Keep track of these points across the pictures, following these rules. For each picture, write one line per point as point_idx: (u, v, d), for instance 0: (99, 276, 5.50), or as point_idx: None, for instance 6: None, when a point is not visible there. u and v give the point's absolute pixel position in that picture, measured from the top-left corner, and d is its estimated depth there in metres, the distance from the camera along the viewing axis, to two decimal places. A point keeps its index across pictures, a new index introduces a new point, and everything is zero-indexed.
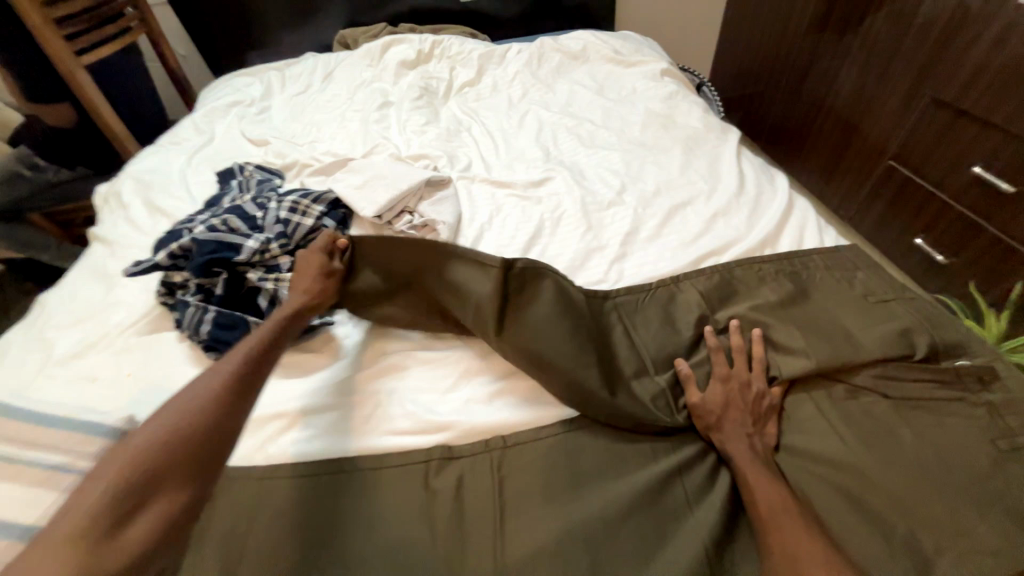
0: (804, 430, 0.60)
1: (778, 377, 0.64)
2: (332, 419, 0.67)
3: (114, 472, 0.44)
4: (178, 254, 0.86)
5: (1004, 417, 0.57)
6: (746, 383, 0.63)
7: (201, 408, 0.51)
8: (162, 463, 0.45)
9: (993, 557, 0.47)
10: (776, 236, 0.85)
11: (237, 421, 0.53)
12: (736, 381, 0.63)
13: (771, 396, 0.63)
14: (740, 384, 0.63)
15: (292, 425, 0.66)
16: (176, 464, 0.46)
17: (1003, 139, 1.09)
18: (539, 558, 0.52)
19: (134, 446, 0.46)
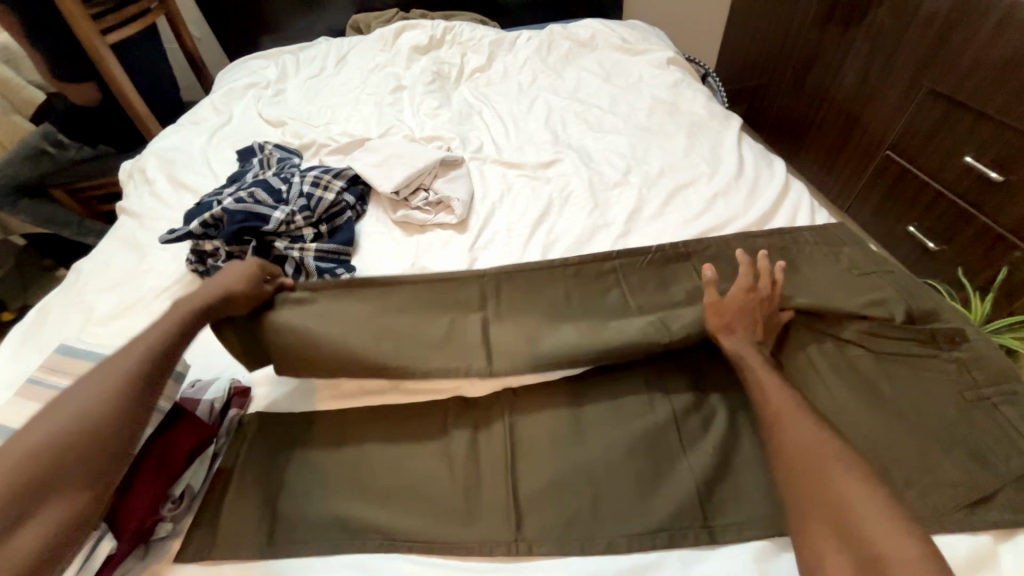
0: (795, 378, 0.65)
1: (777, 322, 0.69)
2: (293, 386, 0.71)
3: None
4: (210, 223, 0.92)
5: (971, 372, 0.63)
6: (765, 299, 0.69)
7: (91, 414, 0.51)
8: (51, 468, 0.47)
9: (955, 488, 0.53)
10: (771, 215, 0.91)
11: (129, 420, 0.53)
12: (756, 295, 0.69)
13: (779, 315, 0.69)
14: (759, 299, 0.69)
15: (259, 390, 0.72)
16: (65, 471, 0.48)
17: (996, 130, 1.13)
18: (546, 491, 0.59)
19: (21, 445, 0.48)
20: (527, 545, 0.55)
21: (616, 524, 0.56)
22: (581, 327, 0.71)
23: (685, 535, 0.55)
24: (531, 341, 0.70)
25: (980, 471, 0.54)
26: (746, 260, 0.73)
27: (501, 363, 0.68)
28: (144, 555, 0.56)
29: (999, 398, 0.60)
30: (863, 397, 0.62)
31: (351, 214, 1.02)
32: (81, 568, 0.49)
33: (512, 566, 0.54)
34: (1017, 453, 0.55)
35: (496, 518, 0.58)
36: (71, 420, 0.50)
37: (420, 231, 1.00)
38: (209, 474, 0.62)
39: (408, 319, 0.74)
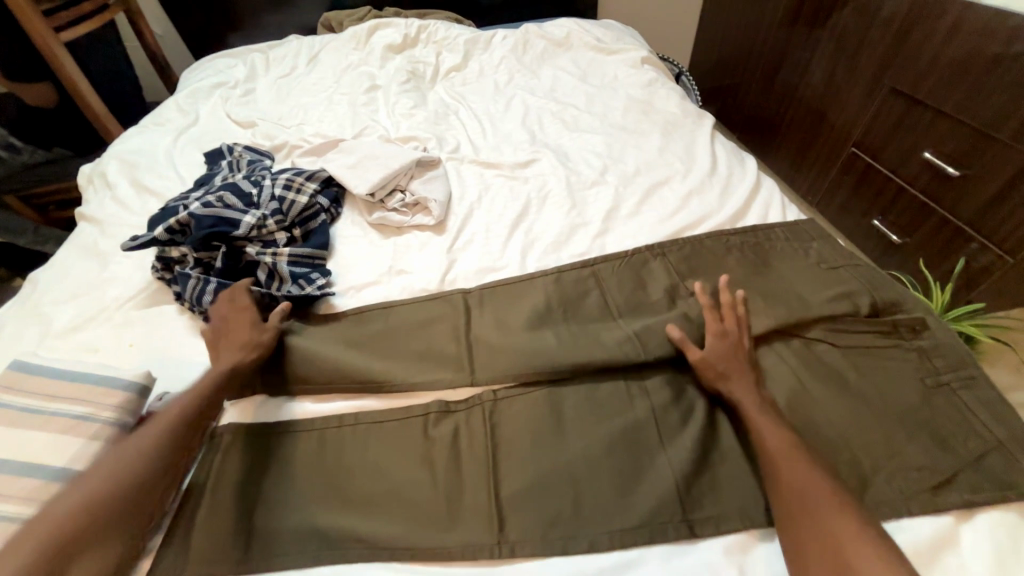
0: (768, 372, 0.67)
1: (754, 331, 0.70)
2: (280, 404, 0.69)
3: (57, 516, 0.46)
4: (176, 229, 0.89)
5: (931, 358, 0.66)
6: (738, 335, 0.68)
7: (142, 461, 0.52)
8: (98, 520, 0.47)
9: (919, 472, 0.56)
10: (744, 211, 0.93)
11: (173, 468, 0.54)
12: (726, 332, 0.68)
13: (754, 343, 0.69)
14: (733, 336, 0.68)
15: (243, 413, 0.68)
16: (111, 527, 0.48)
17: (951, 126, 1.18)
18: (530, 492, 0.58)
19: (66, 499, 0.48)
20: (511, 549, 0.55)
21: (598, 523, 0.56)
22: (560, 337, 0.72)
23: (665, 530, 0.56)
24: (515, 353, 0.71)
25: (943, 455, 0.57)
26: (704, 303, 0.73)
27: (482, 370, 0.70)
28: None
29: (959, 384, 0.63)
30: (833, 389, 0.64)
31: (326, 217, 1.00)
32: None
33: (496, 570, 0.54)
34: (976, 436, 0.58)
35: (479, 523, 0.57)
36: (122, 470, 0.51)
37: (397, 233, 0.98)
38: (179, 491, 0.60)
39: (392, 347, 0.76)
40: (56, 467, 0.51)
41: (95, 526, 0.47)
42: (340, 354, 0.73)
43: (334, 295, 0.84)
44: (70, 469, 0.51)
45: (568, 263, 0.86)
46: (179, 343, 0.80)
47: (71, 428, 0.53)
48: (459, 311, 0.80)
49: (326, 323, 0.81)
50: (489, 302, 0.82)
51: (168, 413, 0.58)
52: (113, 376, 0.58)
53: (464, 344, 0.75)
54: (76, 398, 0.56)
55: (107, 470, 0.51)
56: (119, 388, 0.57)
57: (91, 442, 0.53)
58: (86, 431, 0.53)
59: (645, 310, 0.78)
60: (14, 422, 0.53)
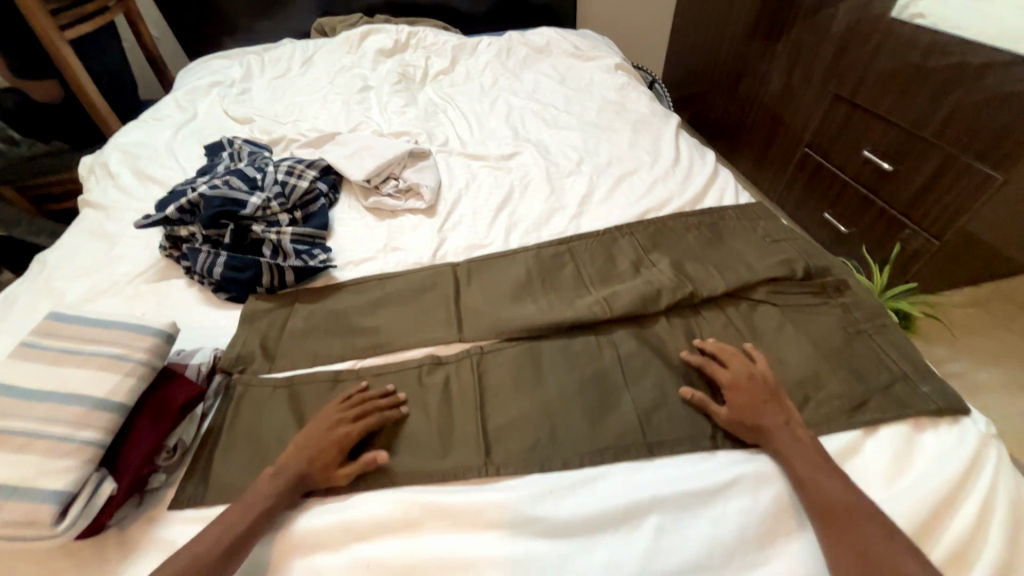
0: (782, 394, 0.67)
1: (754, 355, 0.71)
2: (286, 376, 0.75)
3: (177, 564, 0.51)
4: (185, 209, 0.97)
5: (853, 312, 0.77)
6: (749, 373, 0.67)
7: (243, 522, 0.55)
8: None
9: (841, 399, 0.66)
10: (702, 195, 1.05)
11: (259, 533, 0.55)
12: (741, 375, 0.67)
13: (767, 372, 0.68)
14: (746, 376, 0.67)
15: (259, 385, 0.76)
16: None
17: (885, 127, 1.33)
18: (511, 426, 0.67)
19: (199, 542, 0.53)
20: (494, 471, 0.63)
21: (571, 449, 0.64)
22: (539, 305, 0.83)
23: (630, 451, 0.64)
24: (499, 316, 0.80)
25: (858, 384, 0.67)
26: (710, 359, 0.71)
27: (469, 330, 0.80)
28: (138, 505, 0.61)
29: (874, 330, 0.74)
30: (771, 343, 0.74)
31: (325, 201, 1.08)
32: (82, 509, 0.52)
33: (483, 485, 0.62)
34: (888, 370, 0.68)
35: (469, 449, 0.65)
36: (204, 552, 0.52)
37: (391, 216, 1.07)
38: (199, 432, 0.68)
39: (389, 314, 0.84)
40: (97, 397, 0.57)
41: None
42: (341, 327, 0.82)
43: (335, 269, 0.93)
44: (109, 400, 0.57)
45: (547, 241, 0.96)
46: (190, 311, 0.88)
47: (110, 365, 0.60)
48: (447, 284, 0.88)
49: (327, 293, 0.89)
50: (475, 275, 0.91)
51: (264, 477, 0.60)
52: (147, 324, 0.64)
53: (454, 309, 0.84)
54: (114, 340, 0.62)
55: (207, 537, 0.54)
56: (149, 334, 0.63)
57: (126, 379, 0.59)
58: (120, 368, 0.60)
59: (614, 277, 0.88)
60: (58, 360, 0.60)
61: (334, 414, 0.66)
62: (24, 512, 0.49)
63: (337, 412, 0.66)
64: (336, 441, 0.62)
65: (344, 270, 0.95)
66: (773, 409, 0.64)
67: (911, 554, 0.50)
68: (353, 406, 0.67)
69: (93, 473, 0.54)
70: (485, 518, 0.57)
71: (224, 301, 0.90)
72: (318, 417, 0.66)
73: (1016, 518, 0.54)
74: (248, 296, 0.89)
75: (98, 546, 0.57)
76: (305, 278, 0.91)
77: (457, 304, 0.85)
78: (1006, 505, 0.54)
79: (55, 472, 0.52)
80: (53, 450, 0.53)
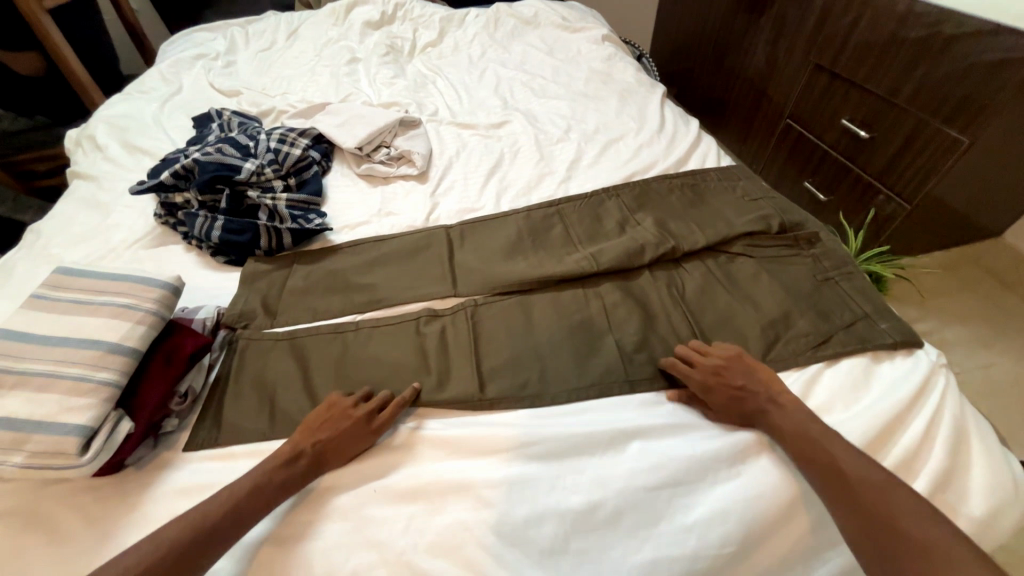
0: (757, 366, 0.67)
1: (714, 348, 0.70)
2: (291, 328, 0.79)
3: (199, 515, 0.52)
4: (180, 175, 0.98)
5: (823, 262, 0.82)
6: (717, 367, 0.66)
7: (259, 479, 0.56)
8: (208, 532, 0.51)
9: (808, 336, 0.71)
10: (685, 159, 1.09)
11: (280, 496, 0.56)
12: (710, 373, 0.66)
13: (729, 351, 0.68)
14: (713, 371, 0.66)
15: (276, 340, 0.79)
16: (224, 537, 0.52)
17: (862, 96, 1.37)
18: (503, 368, 0.71)
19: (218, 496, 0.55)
20: (490, 403, 0.68)
21: (558, 387, 0.69)
22: (529, 261, 0.87)
23: (614, 387, 0.69)
24: (491, 272, 0.84)
25: (824, 323, 0.72)
26: (684, 369, 0.67)
27: (463, 285, 0.83)
28: (154, 446, 0.65)
29: (840, 277, 0.79)
30: (746, 291, 0.79)
31: (318, 169, 1.10)
32: (104, 443, 0.55)
33: (478, 419, 0.67)
34: (851, 311, 0.74)
35: (465, 385, 0.70)
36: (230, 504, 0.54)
37: (384, 183, 1.09)
38: (207, 381, 0.71)
39: (386, 271, 0.88)
40: (111, 342, 0.60)
41: (214, 524, 0.52)
42: (340, 286, 0.85)
43: (330, 232, 0.96)
44: (122, 345, 0.60)
45: (537, 204, 0.99)
46: (191, 274, 0.90)
47: (120, 313, 0.63)
48: (440, 245, 0.92)
49: (324, 255, 0.92)
50: (467, 235, 0.94)
51: (280, 450, 0.60)
52: (153, 277, 0.67)
53: (448, 266, 0.87)
54: (122, 291, 0.65)
55: (224, 493, 0.55)
56: (156, 285, 0.66)
57: (137, 326, 0.62)
58: (131, 317, 0.63)
59: (600, 235, 0.92)
60: (71, 311, 0.63)
61: (356, 406, 0.65)
62: (50, 443, 0.53)
63: (359, 405, 0.65)
64: (367, 433, 0.62)
65: (340, 234, 0.97)
66: (756, 396, 0.63)
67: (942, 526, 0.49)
68: (374, 402, 0.65)
69: (111, 412, 0.57)
70: (485, 444, 0.62)
71: (223, 264, 0.92)
72: (340, 403, 0.65)
73: (958, 433, 0.60)
74: (246, 259, 0.91)
75: (119, 484, 0.61)
76: (303, 241, 0.93)
77: (450, 262, 0.88)
78: (951, 421, 0.60)
79: (76, 409, 0.55)
80: (73, 390, 0.56)
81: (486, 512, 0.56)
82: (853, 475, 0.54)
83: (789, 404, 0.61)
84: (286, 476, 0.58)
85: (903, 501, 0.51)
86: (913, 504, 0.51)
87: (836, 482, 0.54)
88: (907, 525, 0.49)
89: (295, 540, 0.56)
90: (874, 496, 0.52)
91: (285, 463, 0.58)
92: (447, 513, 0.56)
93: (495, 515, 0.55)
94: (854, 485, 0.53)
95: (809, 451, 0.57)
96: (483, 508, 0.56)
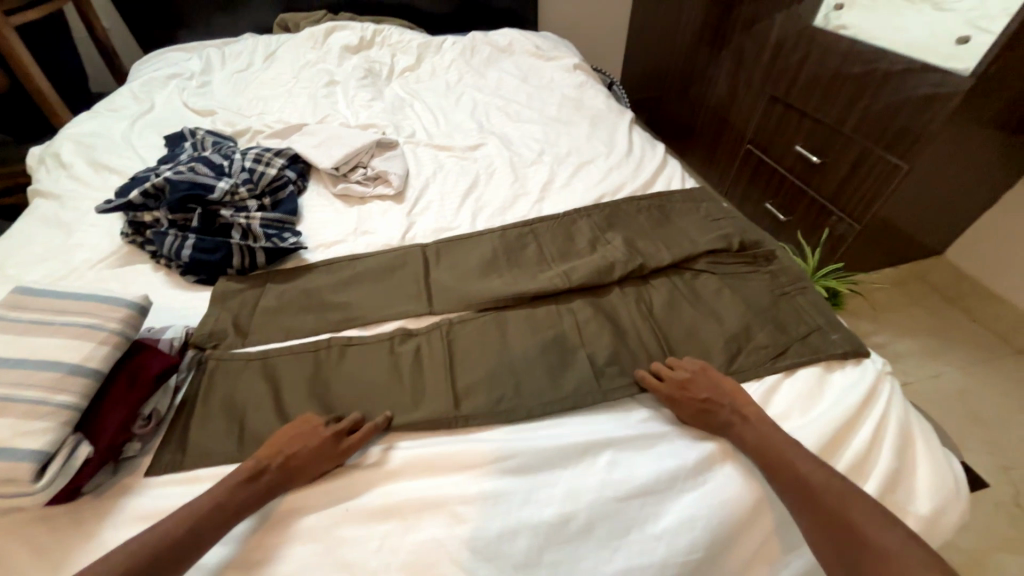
0: (723, 379, 0.69)
1: (681, 364, 0.72)
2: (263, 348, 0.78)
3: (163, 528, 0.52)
4: (149, 195, 0.97)
5: (779, 278, 0.87)
6: (682, 381, 0.69)
7: (220, 496, 0.55)
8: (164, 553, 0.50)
9: (767, 348, 0.75)
10: (653, 181, 1.14)
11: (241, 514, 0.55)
12: (676, 386, 0.69)
13: (687, 367, 0.72)
14: (678, 385, 0.69)
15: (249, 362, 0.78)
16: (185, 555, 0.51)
17: (812, 124, 1.48)
18: (478, 385, 0.72)
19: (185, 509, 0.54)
20: (462, 419, 0.68)
21: (532, 402, 0.70)
22: (503, 279, 0.89)
23: (586, 402, 0.70)
24: (467, 290, 0.86)
25: (782, 336, 0.77)
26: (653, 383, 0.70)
27: (439, 303, 0.84)
28: (113, 472, 0.62)
29: (795, 292, 0.85)
30: (710, 305, 0.83)
31: (294, 188, 1.10)
32: (60, 469, 0.54)
33: (453, 437, 0.67)
34: (806, 323, 0.79)
35: (438, 403, 0.70)
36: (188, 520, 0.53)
37: (360, 202, 1.10)
38: (173, 404, 0.69)
39: (361, 290, 0.88)
40: (72, 363, 0.59)
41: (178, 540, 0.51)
42: (314, 305, 0.85)
43: (305, 251, 0.96)
44: (84, 366, 0.59)
45: (511, 223, 1.02)
46: (159, 293, 0.88)
47: (82, 334, 0.61)
48: (417, 263, 0.93)
49: (298, 273, 0.92)
50: (442, 254, 0.96)
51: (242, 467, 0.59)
52: (119, 297, 0.66)
53: (424, 284, 0.89)
54: (85, 311, 0.63)
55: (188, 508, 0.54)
56: (122, 305, 0.65)
57: (100, 346, 0.61)
58: (93, 337, 0.61)
59: (572, 254, 0.95)
60: (28, 331, 0.61)
61: (325, 425, 0.64)
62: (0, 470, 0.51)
63: (329, 426, 0.64)
64: (334, 456, 0.61)
65: (315, 253, 0.98)
66: (721, 408, 0.65)
67: (896, 530, 0.51)
68: (343, 423, 0.64)
69: (69, 436, 0.56)
70: (459, 461, 0.62)
71: (193, 283, 0.91)
72: (310, 422, 0.64)
73: (904, 436, 0.65)
74: (217, 278, 0.90)
75: (74, 513, 0.58)
76: (277, 259, 0.93)
77: (426, 280, 0.89)
78: (897, 425, 0.65)
79: (31, 433, 0.53)
80: (28, 413, 0.54)
81: (461, 528, 0.56)
82: (814, 484, 0.56)
83: (750, 417, 0.64)
84: (248, 495, 0.56)
85: (861, 507, 0.54)
86: (872, 511, 0.53)
87: (799, 490, 0.56)
88: (864, 530, 0.51)
89: (263, 565, 0.54)
90: (835, 504, 0.54)
91: (248, 483, 0.57)
92: (422, 531, 0.56)
93: (469, 530, 0.56)
94: (817, 494, 0.55)
95: (772, 462, 0.59)
96: (458, 524, 0.56)
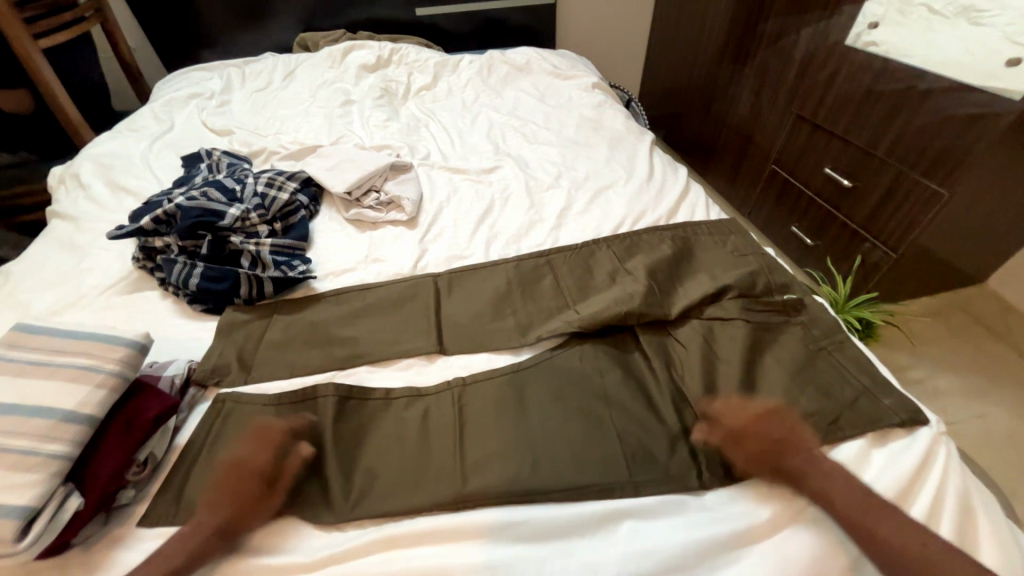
0: (795, 421, 0.65)
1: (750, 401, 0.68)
2: (274, 387, 0.75)
3: None
4: (161, 220, 0.96)
5: (813, 330, 0.80)
6: (753, 416, 0.65)
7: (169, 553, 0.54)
8: None
9: (813, 417, 0.67)
10: (675, 209, 1.09)
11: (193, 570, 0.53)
12: (746, 421, 0.65)
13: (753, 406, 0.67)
14: (749, 420, 0.65)
15: None
16: None
17: (842, 146, 1.41)
18: (491, 459, 0.63)
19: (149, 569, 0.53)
20: (471, 501, 0.60)
21: (552, 480, 0.61)
22: (518, 318, 0.85)
23: (616, 490, 0.61)
24: (480, 331, 0.82)
25: (827, 401, 0.69)
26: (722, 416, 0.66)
27: (451, 344, 0.81)
28: (105, 522, 0.59)
29: (832, 347, 0.77)
30: (746, 363, 0.74)
31: (306, 213, 1.09)
32: (46, 526, 0.51)
33: (458, 513, 0.59)
34: (850, 385, 0.71)
35: (443, 478, 0.62)
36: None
37: (372, 228, 1.08)
38: (171, 446, 0.66)
39: (370, 324, 0.85)
40: (66, 410, 0.56)
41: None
42: (320, 341, 0.82)
43: (315, 280, 0.93)
44: (77, 413, 0.56)
45: (525, 254, 0.98)
46: (166, 323, 0.86)
47: (78, 377, 0.59)
48: (428, 295, 0.90)
49: (306, 305, 0.89)
50: (454, 286, 0.92)
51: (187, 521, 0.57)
52: (119, 336, 0.64)
53: (435, 320, 0.85)
54: (84, 351, 0.61)
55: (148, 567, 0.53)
56: (122, 344, 0.63)
57: (96, 390, 0.58)
58: (90, 380, 0.59)
59: (591, 290, 0.90)
60: (25, 372, 0.59)
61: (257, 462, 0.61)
62: None
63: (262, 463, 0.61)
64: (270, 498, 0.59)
65: (325, 281, 0.95)
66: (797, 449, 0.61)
67: None
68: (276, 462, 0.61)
69: (59, 487, 0.53)
70: (463, 529, 0.57)
71: (200, 312, 0.89)
72: (240, 461, 0.61)
73: (964, 509, 0.58)
74: (225, 307, 0.88)
75: (61, 570, 0.55)
76: (286, 289, 0.90)
77: (437, 316, 0.85)
78: (955, 497, 0.58)
79: (18, 487, 0.50)
80: (16, 465, 0.52)
81: None
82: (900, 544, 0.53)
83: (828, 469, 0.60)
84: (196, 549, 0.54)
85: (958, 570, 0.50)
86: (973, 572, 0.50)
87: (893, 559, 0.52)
88: None
89: None
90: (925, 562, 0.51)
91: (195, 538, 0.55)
92: None
93: None
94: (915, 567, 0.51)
95: (856, 524, 0.55)
96: None
